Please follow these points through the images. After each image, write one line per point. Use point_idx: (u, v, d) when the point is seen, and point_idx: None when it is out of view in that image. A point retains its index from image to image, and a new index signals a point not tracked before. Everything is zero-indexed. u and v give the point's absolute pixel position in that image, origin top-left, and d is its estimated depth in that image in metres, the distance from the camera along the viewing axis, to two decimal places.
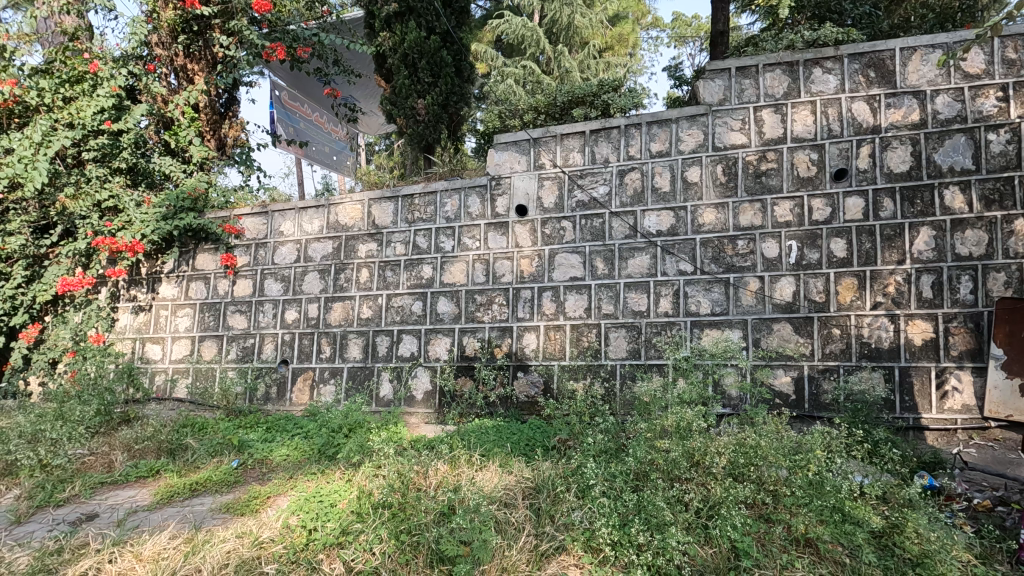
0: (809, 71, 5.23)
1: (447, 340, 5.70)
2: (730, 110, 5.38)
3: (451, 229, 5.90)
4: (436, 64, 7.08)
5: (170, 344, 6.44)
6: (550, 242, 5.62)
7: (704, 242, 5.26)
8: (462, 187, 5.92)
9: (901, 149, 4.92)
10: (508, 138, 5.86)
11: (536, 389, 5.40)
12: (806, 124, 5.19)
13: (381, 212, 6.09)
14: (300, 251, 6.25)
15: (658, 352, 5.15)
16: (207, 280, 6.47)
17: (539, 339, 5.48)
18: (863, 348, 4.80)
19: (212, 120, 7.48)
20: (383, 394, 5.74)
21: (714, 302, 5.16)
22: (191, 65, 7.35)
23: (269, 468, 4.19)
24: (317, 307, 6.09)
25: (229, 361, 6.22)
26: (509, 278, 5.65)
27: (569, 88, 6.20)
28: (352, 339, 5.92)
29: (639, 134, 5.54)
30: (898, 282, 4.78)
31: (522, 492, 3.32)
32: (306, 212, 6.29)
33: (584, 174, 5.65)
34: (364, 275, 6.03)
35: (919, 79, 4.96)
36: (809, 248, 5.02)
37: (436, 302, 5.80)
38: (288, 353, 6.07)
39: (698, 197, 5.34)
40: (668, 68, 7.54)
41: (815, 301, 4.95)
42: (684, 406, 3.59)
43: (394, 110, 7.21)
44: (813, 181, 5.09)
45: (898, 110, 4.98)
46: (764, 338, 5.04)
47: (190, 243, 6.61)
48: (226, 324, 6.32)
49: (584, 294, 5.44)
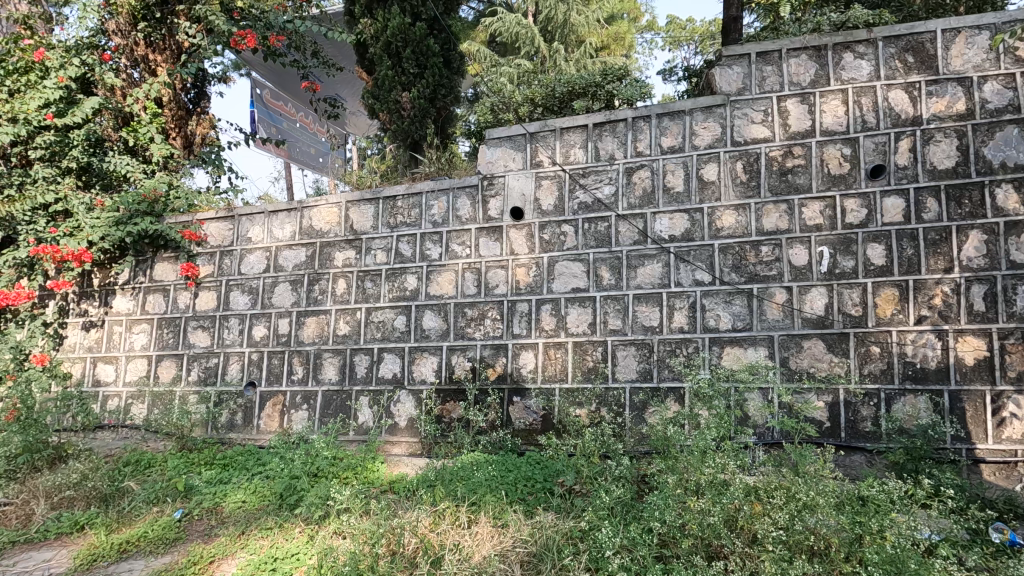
0: (838, 56, 4.66)
1: (435, 359, 5.05)
2: (750, 101, 4.79)
3: (438, 235, 5.27)
4: (422, 53, 6.45)
5: (124, 364, 5.75)
6: (549, 248, 4.99)
7: (723, 249, 4.65)
8: (450, 187, 5.29)
9: (945, 142, 4.35)
10: (500, 132, 5.24)
11: (535, 416, 4.77)
12: (836, 115, 4.60)
13: (360, 215, 5.46)
14: (269, 260, 5.60)
15: (673, 373, 4.53)
16: (166, 292, 5.79)
17: (537, 359, 4.85)
18: (906, 369, 4.20)
19: (178, 117, 6.78)
20: (362, 422, 5.09)
21: (735, 316, 4.55)
22: (154, 56, 6.60)
23: (219, 520, 3.52)
24: (288, 322, 5.43)
25: (190, 383, 5.55)
26: (503, 290, 5.03)
27: (568, 78, 5.62)
28: (327, 359, 5.26)
29: (647, 127, 4.94)
30: (945, 293, 4.19)
31: (519, 563, 2.72)
32: (276, 216, 5.65)
33: (587, 173, 5.03)
34: (341, 286, 5.38)
35: (963, 64, 4.41)
36: (842, 255, 4.43)
37: (421, 316, 5.16)
38: (256, 375, 5.40)
39: (715, 198, 4.73)
40: (661, 72, 6.81)
41: (850, 315, 4.35)
42: (713, 449, 2.97)
43: (376, 105, 6.58)
44: (845, 179, 4.50)
45: (940, 98, 4.41)
46: (793, 357, 4.43)
47: (147, 251, 5.90)
48: (186, 341, 5.64)
49: (587, 307, 4.82)
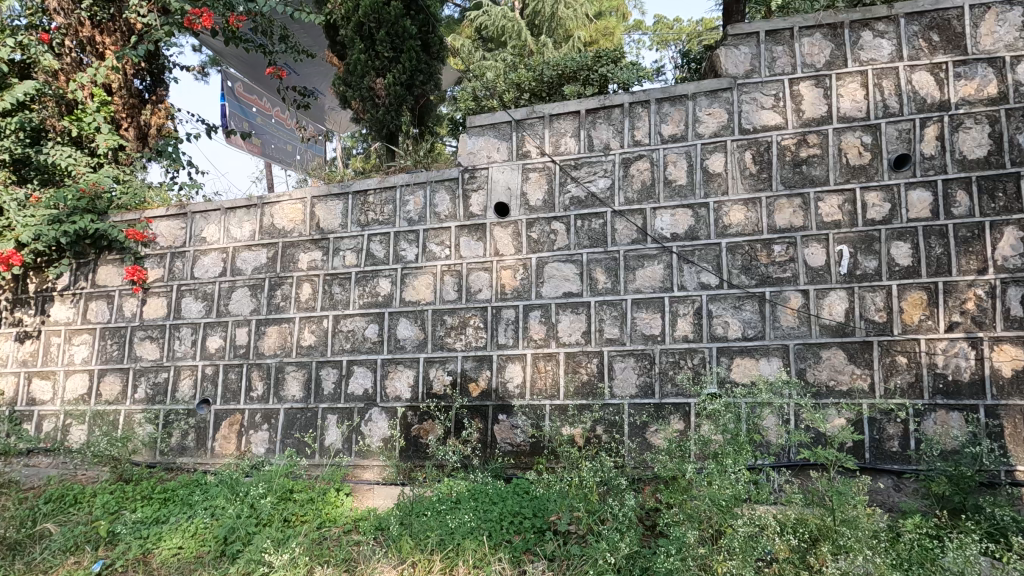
0: (856, 35, 4.20)
1: (410, 373, 4.52)
2: (759, 84, 4.30)
3: (413, 233, 4.73)
4: (399, 35, 5.91)
5: (62, 380, 5.14)
6: (538, 248, 4.48)
7: (732, 248, 4.17)
8: (427, 181, 4.76)
9: (976, 129, 3.90)
10: (484, 120, 4.72)
11: (523, 435, 4.25)
12: (854, 100, 4.14)
13: (327, 212, 4.91)
14: (226, 262, 5.03)
15: (677, 388, 4.05)
16: (110, 299, 5.19)
17: (524, 372, 4.33)
18: (936, 383, 3.74)
19: (129, 105, 6.16)
20: (330, 444, 4.52)
21: (745, 323, 4.07)
22: (102, 38, 5.98)
23: (146, 573, 2.98)
24: (246, 332, 4.86)
25: (136, 401, 4.95)
26: (487, 295, 4.50)
27: (557, 61, 5.11)
28: (290, 373, 4.70)
29: (646, 113, 4.45)
30: (978, 297, 3.75)
31: None
32: (234, 214, 5.09)
33: (580, 164, 4.52)
34: (306, 292, 4.83)
35: (994, 43, 3.97)
36: (863, 255, 3.96)
37: (396, 325, 4.62)
38: (210, 392, 4.82)
39: (722, 191, 4.25)
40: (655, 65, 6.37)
41: (874, 321, 3.88)
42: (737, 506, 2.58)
43: (348, 92, 6.03)
44: (866, 170, 4.04)
45: (969, 81, 3.96)
46: (810, 369, 3.95)
47: (88, 253, 5.29)
48: (132, 354, 5.04)
49: (580, 313, 4.32)
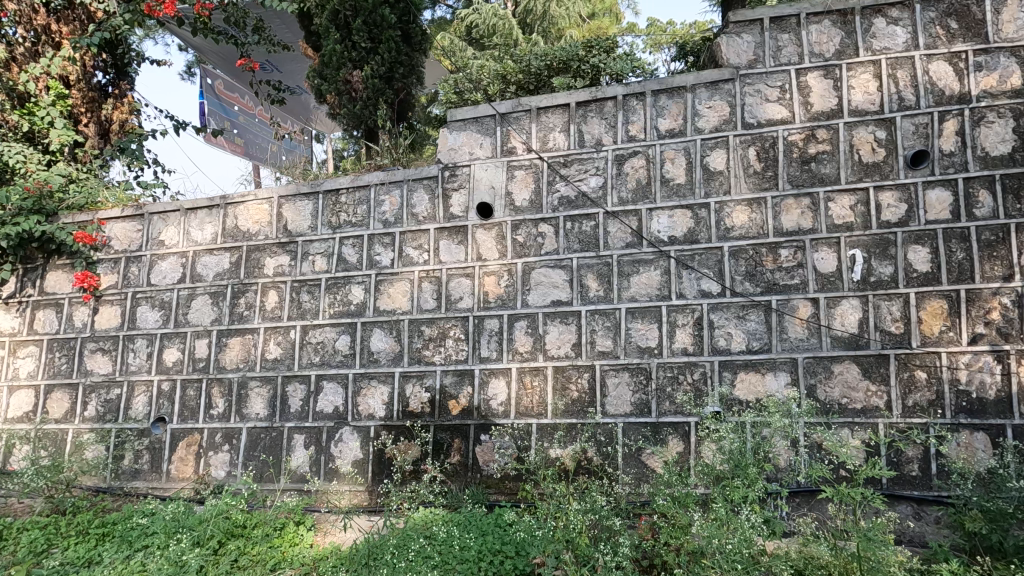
0: (868, 22, 3.86)
1: (384, 389, 4.13)
2: (764, 74, 3.95)
3: (389, 236, 4.35)
4: (376, 25, 5.54)
5: (7, 397, 4.73)
6: (523, 253, 4.11)
7: (735, 252, 3.82)
8: (403, 179, 4.39)
9: (999, 123, 3.57)
10: (466, 114, 4.36)
11: (507, 459, 3.86)
12: (867, 92, 3.79)
13: (296, 213, 4.53)
14: (186, 267, 4.63)
15: (675, 407, 3.69)
16: (60, 307, 4.77)
17: (509, 389, 3.95)
18: (959, 401, 3.39)
19: (89, 99, 5.81)
20: (295, 468, 4.12)
21: (750, 335, 3.72)
22: (58, 27, 5.61)
23: None
24: (207, 344, 4.46)
25: (86, 420, 4.54)
26: (468, 303, 4.13)
27: (546, 50, 4.77)
28: (254, 389, 4.30)
29: (641, 107, 4.09)
30: (1004, 306, 3.41)
31: None
32: (196, 215, 4.70)
33: (569, 161, 4.16)
34: (271, 299, 4.43)
35: (1018, 30, 3.63)
36: (878, 260, 3.62)
37: (369, 336, 4.23)
38: (166, 409, 4.42)
39: (724, 190, 3.89)
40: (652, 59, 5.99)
41: (890, 333, 3.54)
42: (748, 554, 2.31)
43: (322, 85, 5.66)
44: (881, 167, 3.70)
45: (991, 72, 3.64)
46: (821, 385, 3.60)
47: (36, 257, 4.90)
48: (83, 367, 4.63)
49: (570, 324, 3.95)
